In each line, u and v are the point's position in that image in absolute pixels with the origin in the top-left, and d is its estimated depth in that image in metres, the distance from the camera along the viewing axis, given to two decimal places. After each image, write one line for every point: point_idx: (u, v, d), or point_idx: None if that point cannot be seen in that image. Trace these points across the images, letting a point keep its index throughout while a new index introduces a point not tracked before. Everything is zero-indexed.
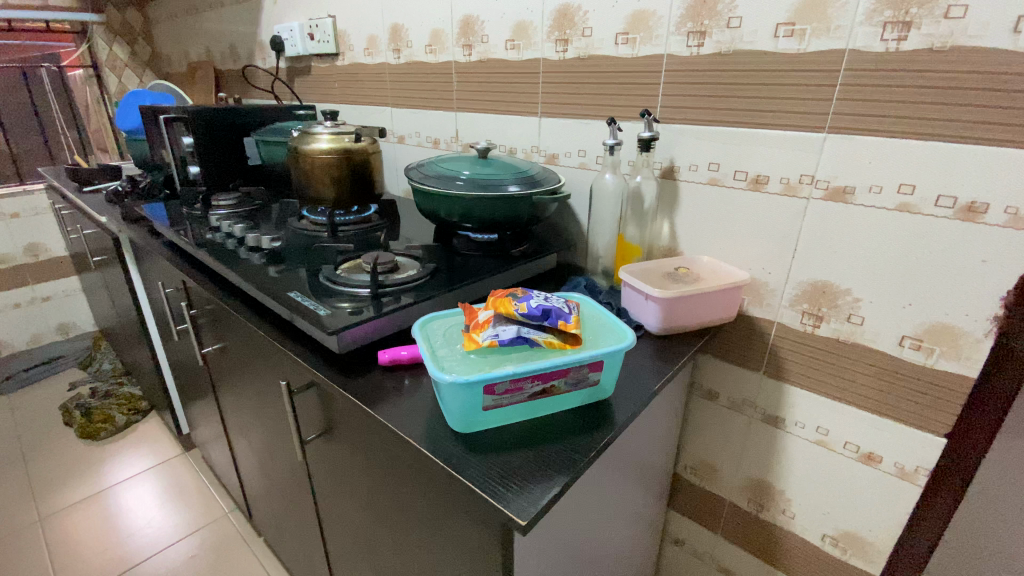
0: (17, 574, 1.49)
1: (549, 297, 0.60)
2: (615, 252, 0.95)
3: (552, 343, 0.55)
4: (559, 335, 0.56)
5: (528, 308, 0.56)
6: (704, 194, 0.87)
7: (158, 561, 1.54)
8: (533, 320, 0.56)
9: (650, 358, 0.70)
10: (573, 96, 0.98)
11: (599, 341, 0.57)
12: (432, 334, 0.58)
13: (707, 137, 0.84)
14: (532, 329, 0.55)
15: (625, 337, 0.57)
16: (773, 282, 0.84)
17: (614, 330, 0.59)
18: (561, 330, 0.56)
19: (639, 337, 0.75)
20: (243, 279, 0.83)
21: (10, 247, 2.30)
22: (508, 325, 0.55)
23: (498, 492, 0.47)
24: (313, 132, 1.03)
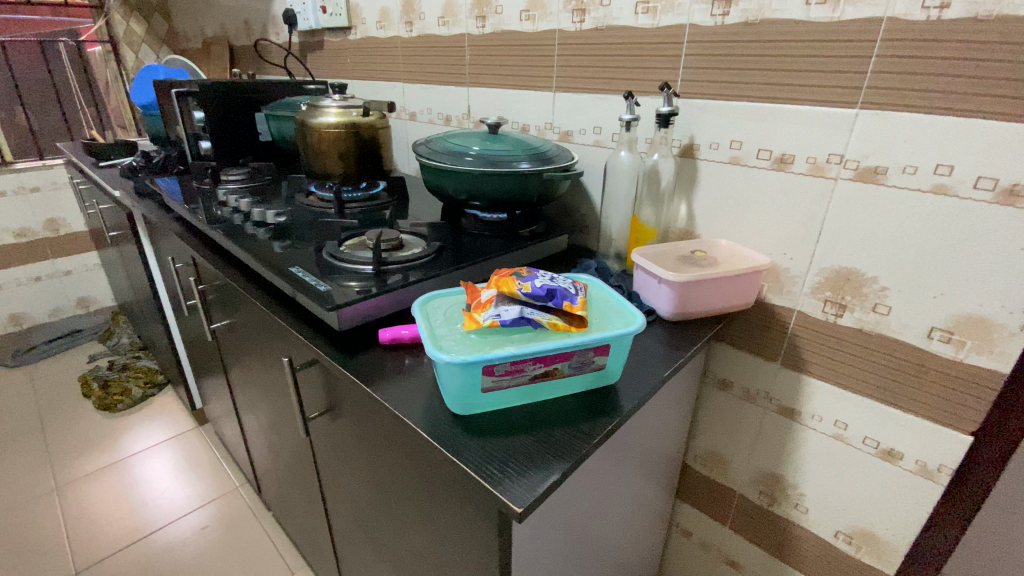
0: (36, 539, 1.54)
1: (555, 276, 0.57)
2: (629, 234, 0.91)
3: (557, 326, 0.52)
4: (565, 317, 0.53)
5: (532, 288, 0.53)
6: (724, 174, 0.82)
7: (172, 531, 1.57)
8: (537, 300, 0.53)
9: (662, 344, 0.67)
10: (589, 71, 0.94)
11: (606, 324, 0.54)
12: (432, 312, 0.56)
13: (729, 113, 0.79)
14: (535, 310, 0.53)
15: (634, 319, 0.54)
16: (795, 268, 0.80)
17: (622, 312, 0.57)
18: (566, 312, 0.53)
19: (650, 322, 0.72)
20: (247, 253, 0.81)
21: (31, 221, 2.33)
22: (510, 307, 0.52)
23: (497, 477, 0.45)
24: (320, 105, 1.00)
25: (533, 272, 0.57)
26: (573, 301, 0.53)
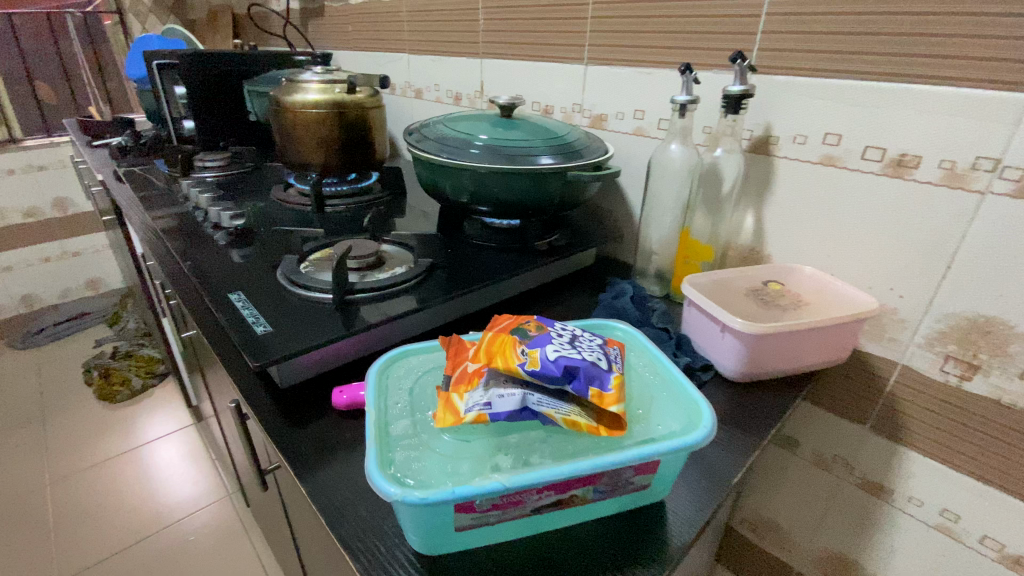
0: (18, 544, 1.37)
1: (578, 339, 0.38)
2: (677, 250, 0.72)
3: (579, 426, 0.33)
4: (590, 409, 0.35)
5: (539, 362, 0.34)
6: (813, 177, 0.61)
7: (151, 543, 1.38)
8: (549, 383, 0.34)
9: (721, 421, 0.48)
10: (632, 38, 0.73)
11: (653, 420, 0.36)
12: (392, 385, 0.38)
13: (825, 96, 0.58)
14: (544, 397, 0.34)
15: (697, 416, 0.35)
16: (905, 308, 0.59)
17: (676, 399, 0.38)
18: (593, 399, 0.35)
19: (704, 384, 0.53)
20: (185, 265, 0.64)
21: (39, 201, 2.09)
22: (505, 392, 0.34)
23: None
24: (298, 79, 0.82)
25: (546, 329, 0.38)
26: (605, 385, 0.34)
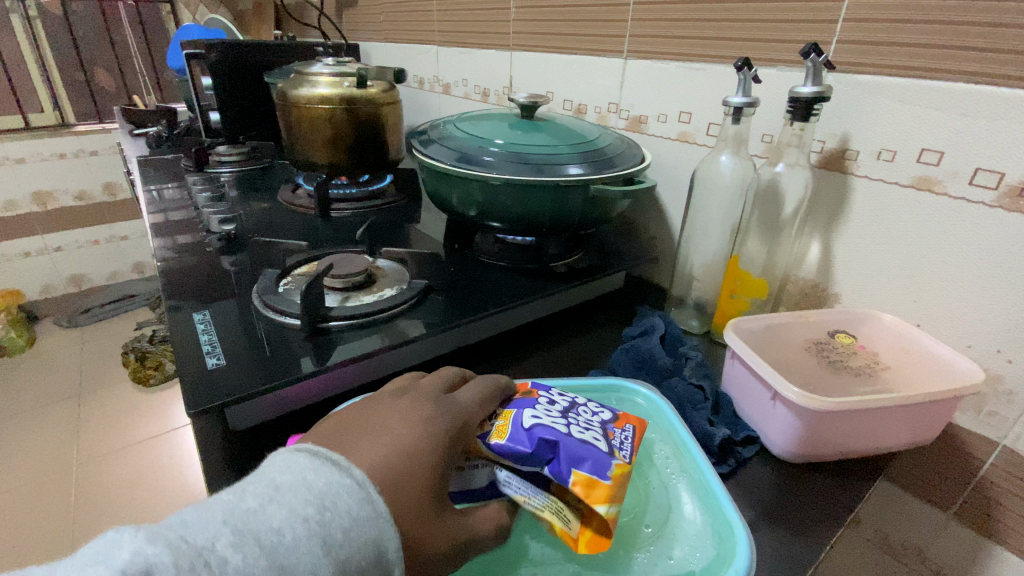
0: (35, 521, 1.32)
1: (578, 411, 0.35)
2: (722, 280, 0.61)
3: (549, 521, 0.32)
4: (572, 510, 0.32)
5: (516, 433, 0.33)
6: (900, 203, 0.48)
7: None
8: (521, 459, 0.32)
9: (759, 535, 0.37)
10: (680, 29, 0.62)
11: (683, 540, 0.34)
12: None
13: (925, 100, 0.45)
14: (517, 482, 0.33)
15: (726, 553, 0.32)
16: (1013, 377, 0.44)
17: (699, 521, 0.35)
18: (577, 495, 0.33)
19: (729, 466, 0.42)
20: (162, 272, 0.58)
21: (89, 184, 2.11)
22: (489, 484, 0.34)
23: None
24: (308, 71, 0.76)
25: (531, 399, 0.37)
26: (599, 471, 0.31)
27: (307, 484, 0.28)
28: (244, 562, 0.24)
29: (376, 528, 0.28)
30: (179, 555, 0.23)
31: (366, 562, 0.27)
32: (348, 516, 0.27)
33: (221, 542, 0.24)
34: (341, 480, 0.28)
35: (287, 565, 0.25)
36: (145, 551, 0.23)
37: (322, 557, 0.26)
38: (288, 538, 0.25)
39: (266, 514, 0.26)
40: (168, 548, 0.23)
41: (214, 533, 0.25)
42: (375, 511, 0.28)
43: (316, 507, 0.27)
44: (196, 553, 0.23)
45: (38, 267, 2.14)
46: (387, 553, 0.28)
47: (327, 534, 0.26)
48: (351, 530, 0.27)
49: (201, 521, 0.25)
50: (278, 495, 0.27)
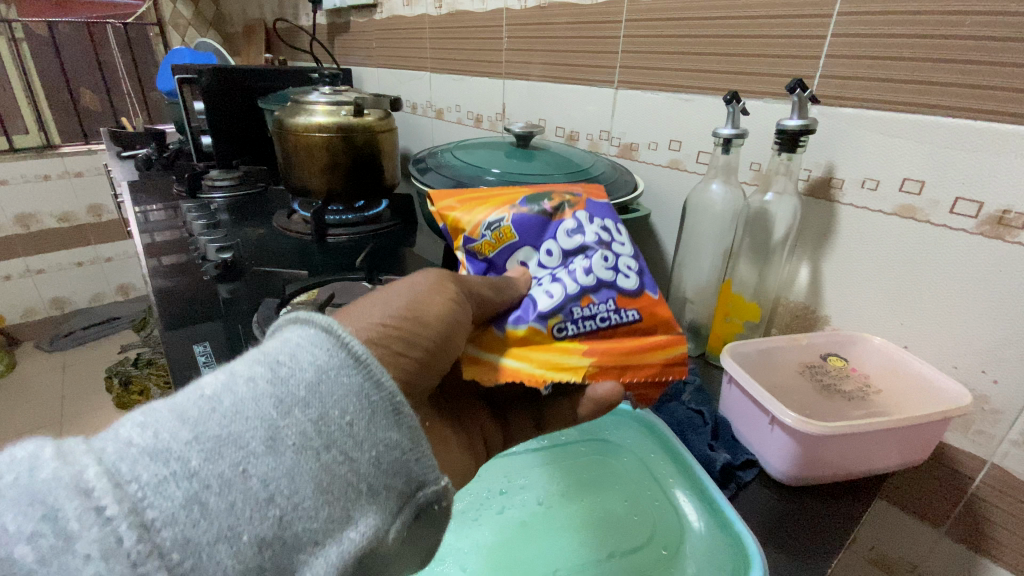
0: None
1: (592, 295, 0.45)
2: (716, 304, 0.63)
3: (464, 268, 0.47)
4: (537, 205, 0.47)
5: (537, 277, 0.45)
6: (885, 231, 0.50)
7: None
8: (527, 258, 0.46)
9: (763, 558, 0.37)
10: (669, 61, 0.64)
11: (709, 560, 0.37)
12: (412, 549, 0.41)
13: (905, 133, 0.47)
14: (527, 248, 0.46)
15: (737, 560, 0.36)
16: (999, 397, 0.46)
17: (712, 538, 0.39)
18: (490, 205, 0.48)
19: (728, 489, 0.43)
20: (159, 303, 0.58)
21: (74, 206, 2.07)
22: (604, 324, 0.41)
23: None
24: (305, 100, 0.76)
25: (586, 204, 0.47)
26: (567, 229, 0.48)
27: (270, 372, 0.25)
28: (220, 434, 0.23)
29: (362, 372, 0.26)
30: (141, 444, 0.21)
31: (378, 445, 0.26)
32: (348, 401, 0.25)
33: (186, 442, 0.22)
34: (309, 335, 0.27)
35: (274, 425, 0.24)
36: (98, 448, 0.21)
37: (309, 407, 0.24)
38: (264, 395, 0.24)
39: (234, 384, 0.24)
40: (126, 442, 0.21)
41: (178, 412, 0.23)
42: (357, 355, 0.26)
43: (283, 364, 0.25)
44: (160, 438, 0.22)
45: (20, 290, 2.09)
46: (384, 392, 0.26)
47: (306, 381, 0.25)
48: (334, 379, 0.25)
49: (164, 403, 0.24)
50: (250, 362, 0.26)
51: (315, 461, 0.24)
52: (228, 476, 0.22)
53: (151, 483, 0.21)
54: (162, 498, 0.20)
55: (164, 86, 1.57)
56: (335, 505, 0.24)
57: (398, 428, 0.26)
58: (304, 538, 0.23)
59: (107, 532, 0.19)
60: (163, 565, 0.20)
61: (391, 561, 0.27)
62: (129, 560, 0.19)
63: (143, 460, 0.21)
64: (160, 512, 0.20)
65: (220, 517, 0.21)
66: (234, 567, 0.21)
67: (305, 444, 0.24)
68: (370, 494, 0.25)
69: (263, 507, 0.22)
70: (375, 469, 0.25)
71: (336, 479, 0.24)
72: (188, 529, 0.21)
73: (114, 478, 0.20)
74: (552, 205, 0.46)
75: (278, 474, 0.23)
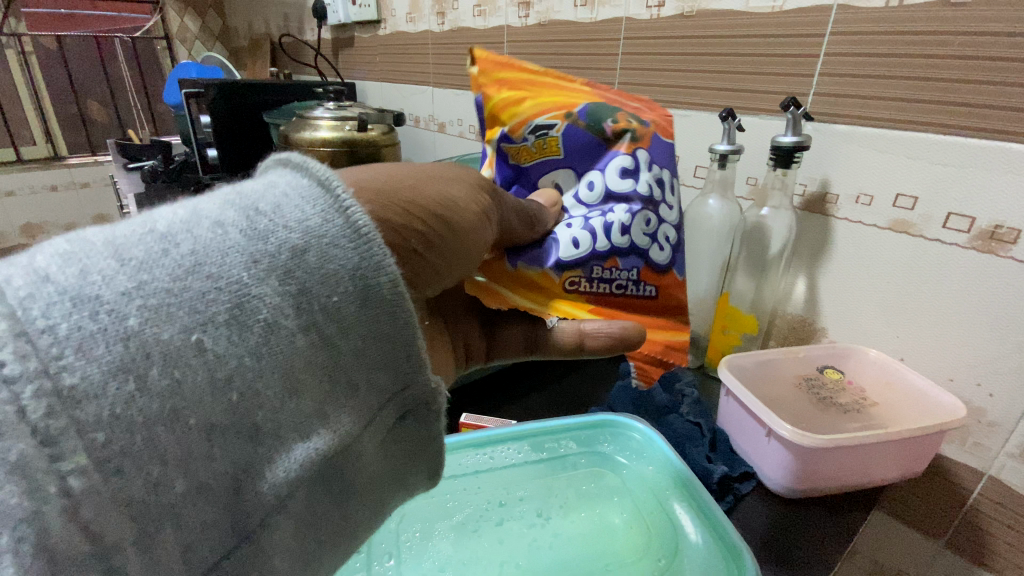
0: None
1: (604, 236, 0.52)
2: (714, 316, 0.64)
3: (503, 155, 0.57)
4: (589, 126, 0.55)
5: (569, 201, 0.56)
6: (881, 245, 0.51)
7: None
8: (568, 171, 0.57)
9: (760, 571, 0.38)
10: (666, 78, 0.66)
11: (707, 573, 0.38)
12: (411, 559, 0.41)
13: (897, 150, 0.48)
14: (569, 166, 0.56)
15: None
16: (995, 410, 0.46)
17: (710, 553, 0.39)
18: (544, 108, 0.56)
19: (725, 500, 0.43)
20: None
21: (79, 216, 1.96)
22: (620, 286, 0.53)
23: (248, 483, 0.20)
24: (310, 115, 0.78)
25: (646, 148, 0.54)
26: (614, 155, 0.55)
27: (243, 221, 0.21)
28: (169, 290, 0.18)
29: (361, 246, 0.22)
30: (63, 287, 0.17)
31: (370, 339, 0.22)
32: (340, 283, 0.21)
33: (121, 293, 0.18)
34: (303, 182, 0.23)
35: (243, 291, 0.19)
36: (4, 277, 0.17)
37: (288, 276, 0.20)
38: (231, 250, 0.20)
39: (196, 228, 0.20)
40: (45, 278, 0.17)
41: (118, 251, 0.19)
42: (358, 223, 0.22)
43: (265, 216, 0.21)
44: (88, 282, 0.18)
45: None
46: (387, 277, 0.22)
47: (289, 244, 0.21)
48: (327, 249, 0.21)
49: (101, 236, 0.19)
50: (221, 205, 0.21)
51: (291, 344, 0.20)
52: (172, 348, 0.18)
53: (69, 338, 0.17)
54: (85, 360, 0.17)
55: (170, 98, 1.59)
56: (309, 399, 0.21)
57: (396, 324, 0.22)
58: (266, 430, 0.20)
59: (12, 397, 0.16)
60: (83, 445, 0.16)
61: (379, 472, 0.24)
62: (39, 432, 0.16)
63: (64, 305, 0.17)
64: (80, 377, 0.17)
65: (161, 395, 0.18)
66: (176, 452, 0.18)
67: (277, 322, 0.20)
68: (352, 391, 0.22)
69: (219, 391, 0.19)
70: (360, 365, 0.22)
71: (312, 372, 0.21)
72: (119, 403, 0.17)
73: (22, 326, 0.16)
74: (610, 132, 0.55)
75: (237, 352, 0.19)
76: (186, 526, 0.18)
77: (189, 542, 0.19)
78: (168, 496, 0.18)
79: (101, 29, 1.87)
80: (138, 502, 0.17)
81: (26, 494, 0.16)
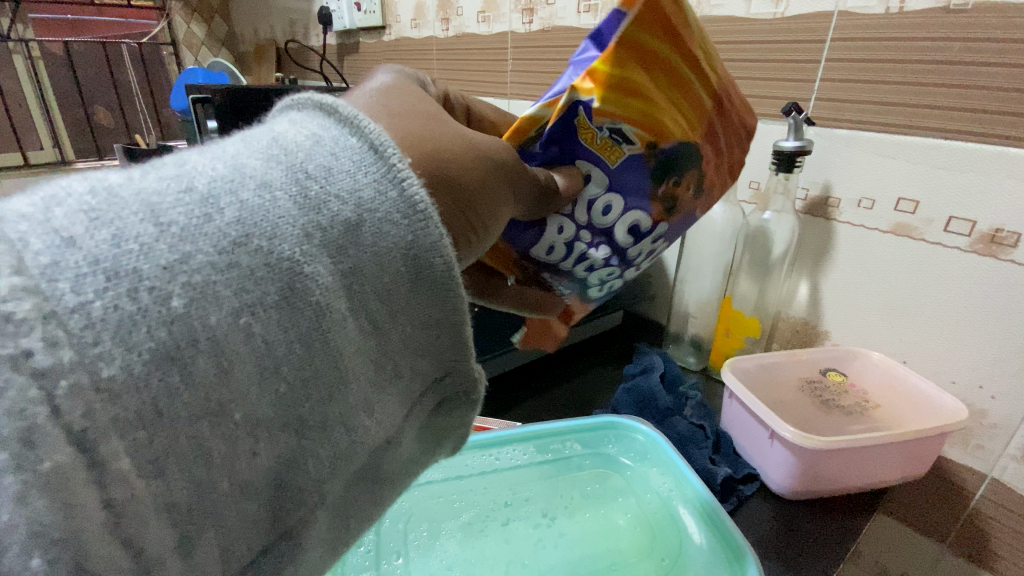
0: None
1: None
2: (717, 318, 0.66)
3: (564, 112, 0.33)
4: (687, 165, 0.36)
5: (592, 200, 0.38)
6: (882, 249, 0.51)
7: None
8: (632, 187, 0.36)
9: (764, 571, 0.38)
10: None
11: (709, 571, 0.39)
12: (421, 556, 0.41)
13: (898, 155, 0.49)
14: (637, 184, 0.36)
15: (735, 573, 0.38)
16: (997, 412, 0.47)
17: (707, 548, 0.41)
18: (646, 114, 0.33)
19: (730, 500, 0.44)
20: None
21: None
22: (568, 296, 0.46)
23: (290, 478, 0.19)
24: None
25: (673, 226, 0.38)
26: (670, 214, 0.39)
27: (291, 188, 0.18)
28: (215, 266, 0.16)
29: (418, 223, 0.20)
30: (94, 255, 0.15)
31: (415, 319, 0.21)
32: (391, 261, 0.19)
33: (163, 268, 0.15)
34: (351, 145, 0.20)
35: (295, 270, 0.17)
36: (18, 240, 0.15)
37: (342, 253, 0.18)
38: (281, 220, 0.18)
39: (241, 191, 0.18)
40: (71, 243, 0.15)
41: (152, 211, 0.16)
42: (415, 198, 0.20)
43: (316, 182, 0.19)
44: (123, 251, 0.15)
45: None
46: (444, 261, 0.20)
47: (342, 216, 0.19)
48: (380, 224, 0.19)
49: (129, 188, 0.17)
50: (264, 158, 0.19)
51: (342, 329, 0.18)
52: (221, 333, 0.16)
53: (106, 322, 0.14)
54: (123, 349, 0.15)
55: (176, 103, 1.60)
56: (355, 389, 0.19)
57: (446, 310, 0.21)
58: (312, 425, 0.19)
59: (44, 393, 0.14)
60: (126, 447, 0.15)
61: (409, 457, 0.23)
62: (75, 434, 0.14)
63: (96, 278, 0.15)
64: (118, 368, 0.14)
65: (206, 387, 0.16)
66: (221, 448, 0.17)
67: (329, 305, 0.18)
68: (395, 379, 0.21)
69: (267, 383, 0.17)
70: (403, 348, 0.21)
71: (359, 358, 0.19)
72: (163, 396, 0.15)
73: (47, 304, 0.14)
74: (664, 188, 0.36)
75: (286, 337, 0.17)
76: (228, 524, 0.17)
77: (229, 545, 0.18)
78: (213, 497, 0.17)
79: (109, 35, 1.81)
80: (182, 505, 0.16)
81: (63, 512, 0.14)
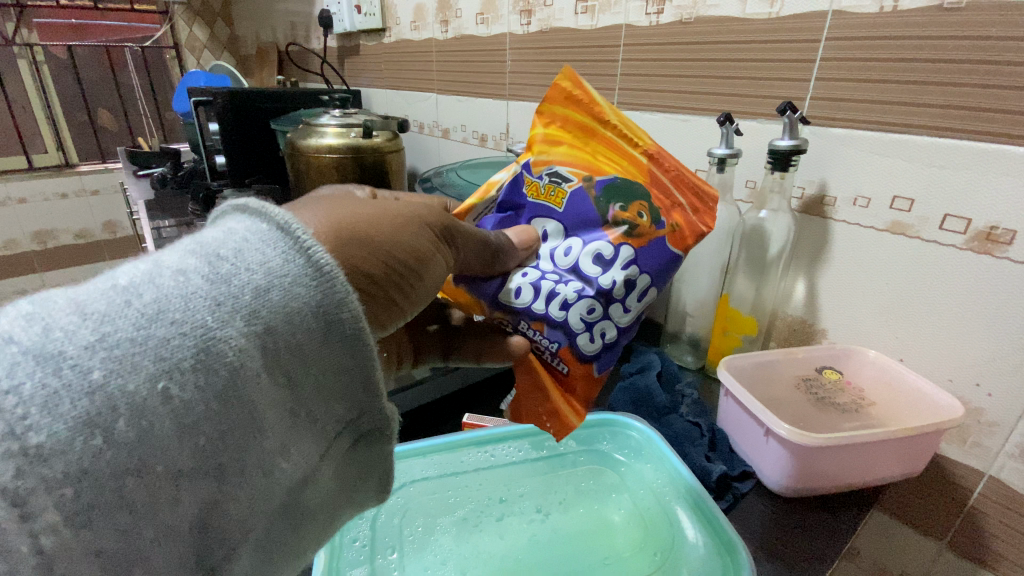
0: None
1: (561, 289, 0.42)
2: (714, 317, 0.66)
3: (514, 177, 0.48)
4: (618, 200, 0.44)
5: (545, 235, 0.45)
6: (877, 245, 0.51)
7: None
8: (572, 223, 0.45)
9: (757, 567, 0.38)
10: (663, 81, 0.67)
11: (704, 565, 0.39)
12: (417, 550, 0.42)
13: (893, 153, 0.49)
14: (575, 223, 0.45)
15: (728, 571, 0.38)
16: (994, 409, 0.47)
17: (700, 543, 0.41)
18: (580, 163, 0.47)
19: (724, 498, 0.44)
20: None
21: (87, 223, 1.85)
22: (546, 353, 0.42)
23: (214, 519, 0.21)
24: (316, 123, 0.80)
25: (638, 247, 0.42)
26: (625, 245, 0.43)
27: (206, 268, 0.21)
28: (134, 340, 0.19)
29: (324, 285, 0.22)
30: (25, 347, 0.18)
31: (326, 368, 0.23)
32: (302, 319, 0.22)
33: (87, 349, 0.18)
34: (262, 227, 0.23)
35: (208, 338, 0.20)
36: None
37: (253, 318, 0.21)
38: (192, 295, 0.20)
39: (158, 278, 0.20)
40: (8, 339, 0.18)
41: (78, 307, 0.19)
42: (319, 263, 0.23)
43: (228, 259, 0.21)
44: (51, 339, 0.18)
45: None
46: (350, 314, 0.23)
47: (251, 284, 0.21)
48: (289, 289, 0.22)
49: (64, 294, 0.20)
50: (182, 251, 0.22)
51: (256, 385, 0.21)
52: (141, 396, 0.18)
53: (33, 398, 0.17)
54: (50, 418, 0.17)
55: (178, 106, 1.61)
56: (270, 436, 0.22)
57: (356, 357, 0.24)
58: (230, 468, 0.21)
59: None
60: (53, 501, 0.17)
61: (327, 491, 0.27)
62: (9, 494, 0.17)
63: (26, 366, 0.17)
64: (46, 436, 0.17)
65: (128, 446, 0.18)
66: (142, 499, 0.19)
67: (242, 363, 0.20)
68: (311, 424, 0.24)
69: (187, 434, 0.19)
70: (315, 396, 0.24)
71: (271, 411, 0.22)
72: (87, 457, 0.18)
73: None
74: (613, 214, 0.43)
75: (204, 397, 0.20)
76: (156, 565, 0.20)
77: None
78: (139, 541, 0.19)
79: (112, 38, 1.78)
80: (109, 550, 0.18)
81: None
